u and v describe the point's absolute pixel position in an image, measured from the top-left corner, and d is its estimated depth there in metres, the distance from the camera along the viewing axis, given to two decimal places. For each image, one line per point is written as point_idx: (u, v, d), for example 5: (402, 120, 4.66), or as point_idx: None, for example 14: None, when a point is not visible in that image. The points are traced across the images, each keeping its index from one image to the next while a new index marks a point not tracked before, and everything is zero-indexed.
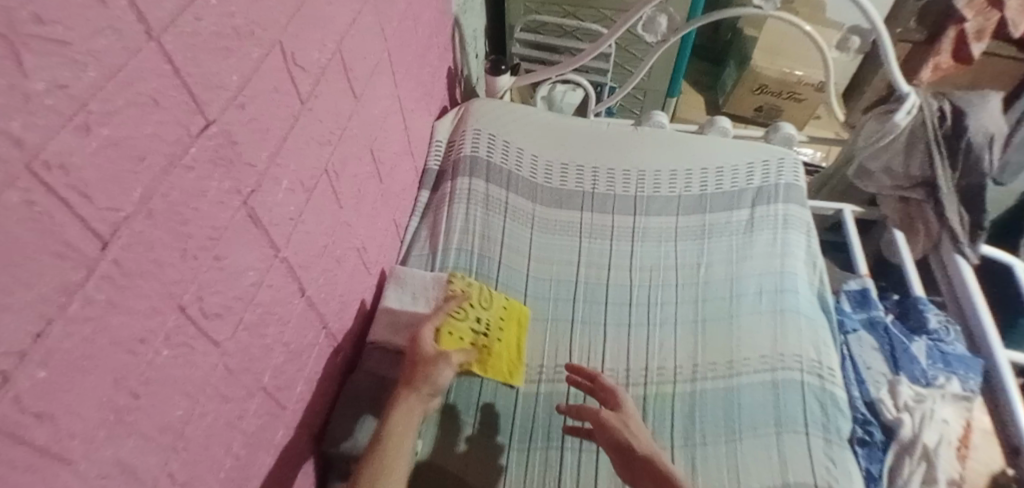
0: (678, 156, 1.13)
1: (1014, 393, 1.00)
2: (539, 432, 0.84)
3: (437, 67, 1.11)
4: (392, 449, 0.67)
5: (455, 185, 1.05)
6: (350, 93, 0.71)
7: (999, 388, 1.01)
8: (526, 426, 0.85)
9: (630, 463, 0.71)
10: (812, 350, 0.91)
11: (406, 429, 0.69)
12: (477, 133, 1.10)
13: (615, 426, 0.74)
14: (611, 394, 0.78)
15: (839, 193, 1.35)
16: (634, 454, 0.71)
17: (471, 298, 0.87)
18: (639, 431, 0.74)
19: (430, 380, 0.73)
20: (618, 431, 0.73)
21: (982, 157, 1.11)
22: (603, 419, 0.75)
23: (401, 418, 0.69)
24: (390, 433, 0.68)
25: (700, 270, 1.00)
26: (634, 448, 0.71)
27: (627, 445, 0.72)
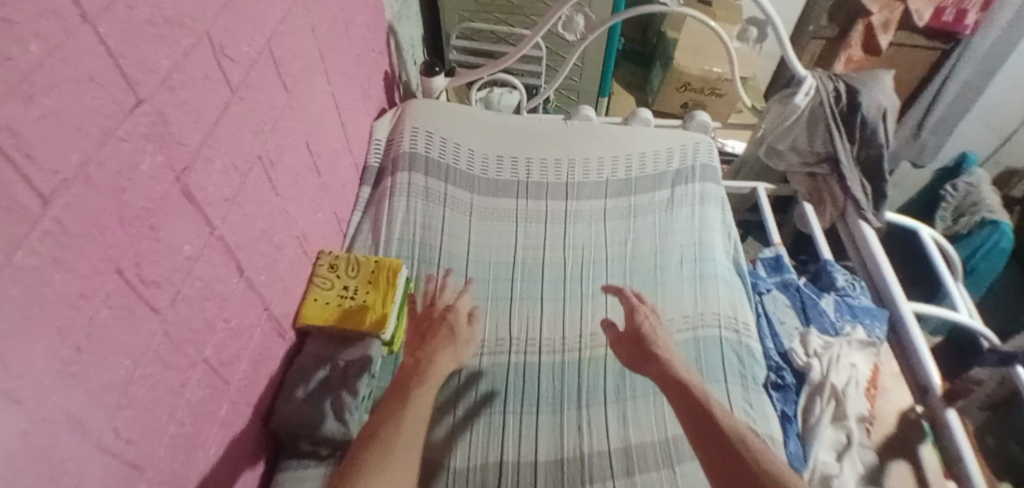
0: (606, 144, 1.23)
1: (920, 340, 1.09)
2: (485, 398, 0.90)
3: (374, 70, 1.17)
4: (425, 401, 0.73)
5: (395, 180, 1.10)
6: (282, 87, 0.76)
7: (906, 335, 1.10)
8: (472, 394, 0.90)
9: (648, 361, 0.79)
10: (729, 308, 1.03)
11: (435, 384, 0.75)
12: (415, 131, 1.16)
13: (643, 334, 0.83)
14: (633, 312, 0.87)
15: (757, 172, 1.45)
16: (649, 355, 0.80)
17: (338, 268, 0.90)
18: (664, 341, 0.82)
19: (458, 346, 0.81)
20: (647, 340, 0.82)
21: (875, 130, 1.23)
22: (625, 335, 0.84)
23: (439, 372, 0.76)
24: (426, 387, 0.73)
25: (628, 246, 1.10)
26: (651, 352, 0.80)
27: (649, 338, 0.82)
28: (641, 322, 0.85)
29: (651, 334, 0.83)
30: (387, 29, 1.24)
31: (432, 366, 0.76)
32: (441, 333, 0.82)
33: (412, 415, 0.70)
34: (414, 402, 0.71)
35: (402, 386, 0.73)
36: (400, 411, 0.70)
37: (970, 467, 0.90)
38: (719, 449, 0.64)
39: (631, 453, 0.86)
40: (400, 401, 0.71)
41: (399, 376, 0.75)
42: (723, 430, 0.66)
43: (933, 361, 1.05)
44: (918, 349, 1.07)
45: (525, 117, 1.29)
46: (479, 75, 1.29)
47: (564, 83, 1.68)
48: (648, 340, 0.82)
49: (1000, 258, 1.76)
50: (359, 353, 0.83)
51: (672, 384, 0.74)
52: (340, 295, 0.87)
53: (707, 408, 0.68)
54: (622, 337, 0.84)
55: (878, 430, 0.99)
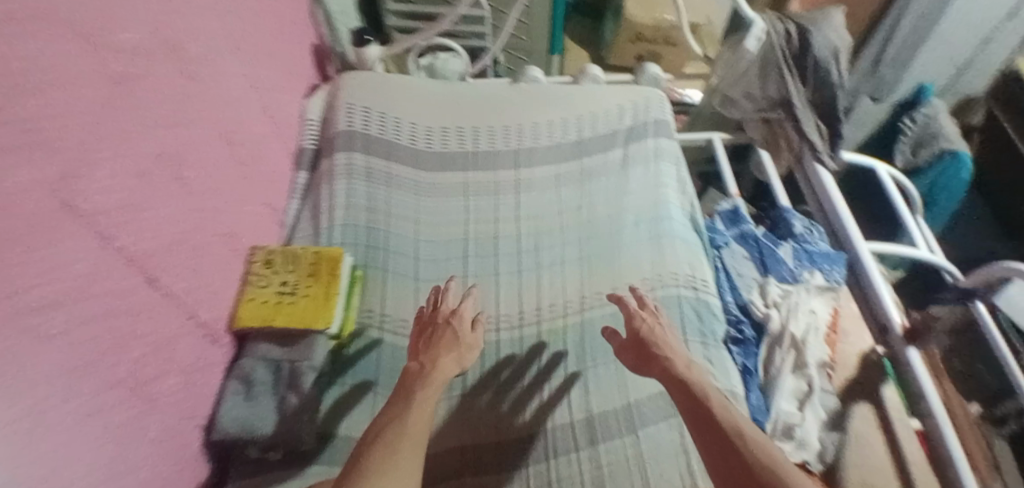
0: (555, 108, 1.18)
1: (880, 282, 1.05)
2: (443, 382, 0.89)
3: (297, 45, 1.10)
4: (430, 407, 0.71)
5: (333, 162, 1.03)
6: (176, 76, 0.70)
7: (864, 276, 1.07)
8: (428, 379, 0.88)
9: (650, 364, 0.77)
10: (687, 266, 1.02)
11: (438, 387, 0.75)
12: (351, 107, 1.09)
13: (644, 335, 0.80)
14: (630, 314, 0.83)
15: (713, 122, 1.41)
16: (652, 359, 0.77)
17: (274, 263, 0.85)
18: (667, 341, 0.79)
19: (464, 349, 0.79)
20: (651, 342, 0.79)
21: (829, 70, 1.18)
22: (625, 341, 0.81)
23: (440, 378, 0.75)
24: (427, 391, 0.72)
25: (583, 211, 1.08)
26: (654, 355, 0.77)
27: (649, 341, 0.79)
28: (639, 326, 0.81)
29: (651, 337, 0.80)
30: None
31: (433, 371, 0.75)
32: (444, 337, 0.80)
33: (417, 422, 0.68)
34: (417, 405, 0.70)
35: (407, 388, 0.74)
36: (405, 412, 0.69)
37: (933, 403, 0.89)
38: (721, 456, 0.63)
39: (593, 421, 0.85)
40: (400, 408, 0.70)
41: (404, 380, 0.75)
42: (721, 426, 0.66)
43: (889, 295, 1.03)
44: (876, 287, 1.05)
45: (470, 83, 1.24)
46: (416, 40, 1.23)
47: (512, 42, 1.60)
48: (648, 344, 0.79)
49: (960, 188, 1.80)
50: (304, 350, 0.80)
51: (676, 387, 0.72)
52: (277, 291, 0.82)
53: (709, 414, 0.67)
54: (622, 343, 0.81)
55: (840, 375, 1.00)
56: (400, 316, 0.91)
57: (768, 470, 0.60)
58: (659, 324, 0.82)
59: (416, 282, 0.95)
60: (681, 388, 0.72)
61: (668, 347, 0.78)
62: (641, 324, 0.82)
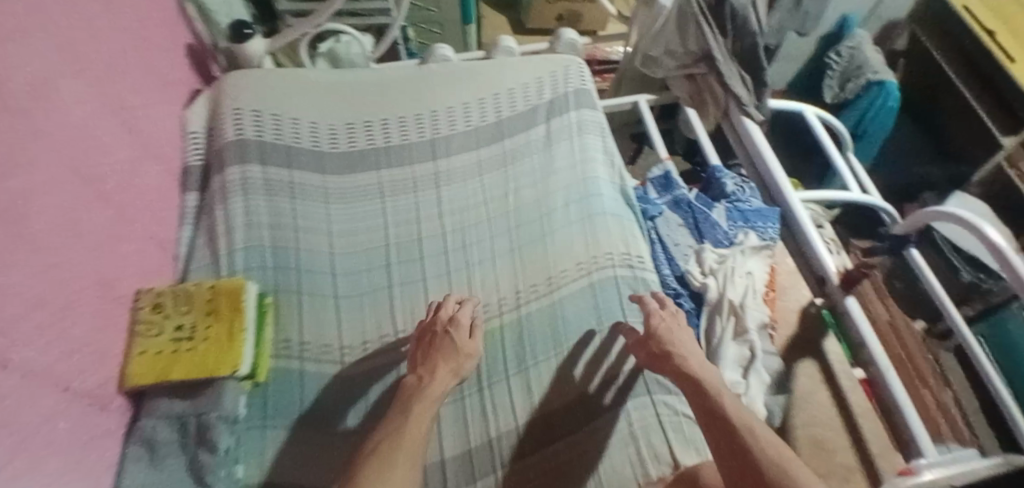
0: (468, 88, 1.10)
1: (813, 233, 1.03)
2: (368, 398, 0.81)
3: (167, 50, 0.97)
4: (426, 419, 0.70)
5: (225, 177, 0.93)
6: (6, 116, 0.59)
7: (798, 230, 1.05)
8: (353, 398, 0.80)
9: (664, 361, 0.78)
10: (622, 245, 0.98)
11: (436, 399, 0.73)
12: (239, 113, 0.97)
13: (661, 331, 0.81)
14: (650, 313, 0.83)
15: (638, 83, 1.37)
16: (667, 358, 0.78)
17: (164, 306, 0.78)
18: (681, 337, 0.80)
19: (466, 352, 0.78)
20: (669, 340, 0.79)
21: (746, 18, 1.13)
22: (642, 339, 0.82)
23: (439, 390, 0.73)
24: (422, 407, 0.70)
25: (510, 198, 1.02)
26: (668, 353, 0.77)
27: (663, 338, 0.79)
28: (657, 324, 0.81)
29: (666, 334, 0.80)
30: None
31: (432, 384, 0.74)
32: (443, 348, 0.78)
33: (411, 439, 0.66)
34: (416, 414, 0.70)
35: (405, 405, 0.72)
36: (401, 426, 0.68)
37: (875, 352, 0.89)
38: (727, 450, 0.63)
39: (540, 422, 0.82)
40: (393, 430, 0.67)
41: (402, 396, 0.74)
42: (730, 422, 0.65)
43: (823, 245, 1.01)
44: (809, 237, 1.03)
45: (375, 68, 1.13)
46: (304, 30, 1.10)
47: (422, 15, 1.49)
48: (663, 340, 0.79)
49: (890, 116, 1.79)
50: (210, 400, 0.74)
51: (688, 382, 0.73)
52: (172, 338, 0.75)
53: (720, 410, 0.67)
54: (637, 340, 0.81)
55: (782, 333, 1.00)
56: (320, 340, 0.84)
57: (770, 460, 0.59)
58: (675, 321, 0.83)
59: (336, 299, 0.88)
60: (692, 384, 0.72)
61: (684, 345, 0.79)
62: (657, 321, 0.82)
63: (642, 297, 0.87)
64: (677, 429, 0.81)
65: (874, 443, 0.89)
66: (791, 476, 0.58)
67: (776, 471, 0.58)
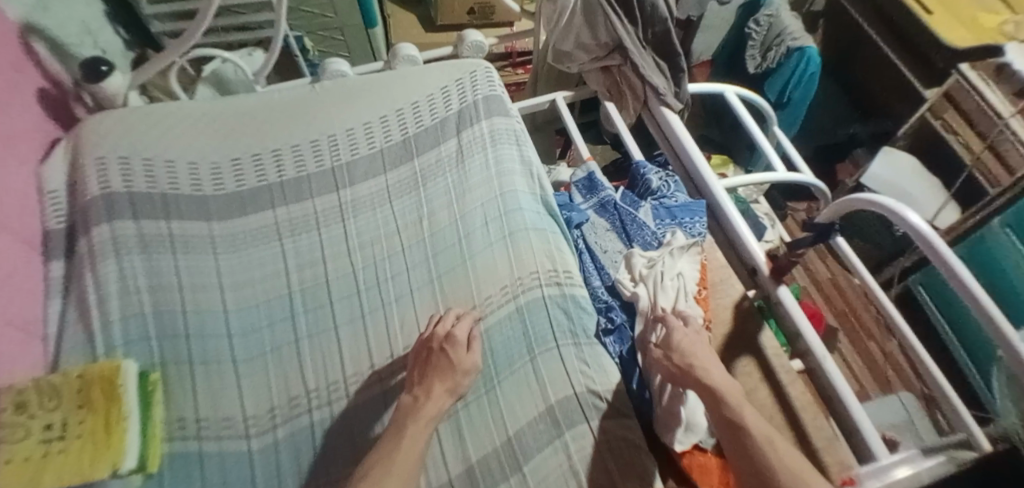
0: (368, 105, 1.01)
1: (740, 223, 1.01)
2: (287, 465, 0.74)
3: (11, 97, 0.84)
4: (422, 440, 0.70)
5: (91, 239, 0.81)
6: None
7: (727, 222, 1.03)
8: (272, 466, 0.74)
9: (688, 374, 0.77)
10: (547, 261, 0.93)
11: (437, 416, 0.73)
12: (103, 162, 0.85)
13: (686, 343, 0.79)
14: (671, 320, 0.83)
15: (554, 81, 1.32)
16: (691, 374, 0.76)
17: (28, 405, 0.67)
18: (701, 351, 0.78)
19: (466, 365, 0.77)
20: (692, 353, 0.78)
21: (655, 5, 1.10)
22: (662, 352, 0.81)
23: (434, 411, 0.73)
24: (415, 430, 0.70)
25: (424, 223, 0.95)
26: (690, 370, 0.76)
27: (685, 353, 0.78)
28: (680, 339, 0.79)
29: (688, 349, 0.78)
30: (22, 31, 0.88)
31: (428, 401, 0.73)
32: (440, 364, 0.76)
33: (399, 472, 0.65)
34: (408, 437, 0.69)
35: (399, 424, 0.71)
36: (394, 444, 0.68)
37: (813, 342, 0.88)
38: (750, 465, 0.65)
39: (474, 472, 0.76)
40: (375, 466, 0.65)
41: (398, 413, 0.73)
42: (751, 436, 0.67)
43: (752, 236, 0.99)
44: (737, 229, 1.01)
45: (260, 92, 1.02)
46: (172, 57, 0.98)
47: (318, 22, 1.37)
48: (684, 355, 0.78)
49: (813, 83, 1.78)
50: None
51: (712, 397, 0.73)
52: (41, 439, 0.66)
53: (741, 423, 0.69)
54: (659, 354, 0.80)
55: (717, 332, 0.98)
56: (219, 414, 0.75)
57: (789, 475, 0.62)
58: (695, 334, 0.81)
59: (235, 364, 0.79)
60: (713, 400, 0.73)
61: (703, 360, 0.77)
62: (679, 335, 0.80)
63: (662, 316, 0.85)
64: (616, 454, 0.78)
65: (815, 436, 0.87)
66: (804, 484, 0.62)
67: (792, 479, 0.62)
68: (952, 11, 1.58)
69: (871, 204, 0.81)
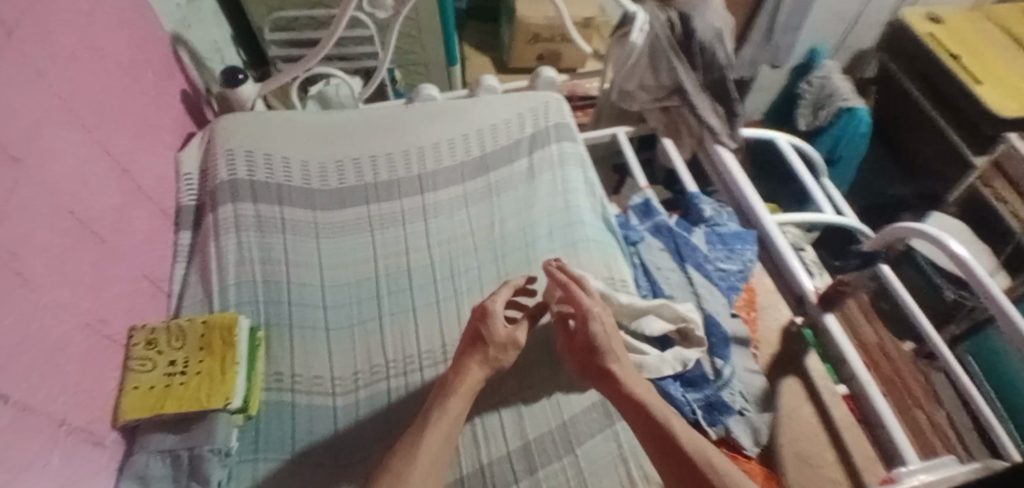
0: (453, 124, 1.15)
1: (785, 250, 1.11)
2: (365, 426, 0.81)
3: (161, 95, 1.00)
4: (455, 415, 0.74)
5: (217, 216, 0.95)
6: (6, 156, 0.62)
7: (776, 253, 1.11)
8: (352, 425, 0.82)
9: (604, 376, 0.80)
10: (605, 269, 1.01)
11: (467, 396, 0.77)
12: (231, 154, 1.01)
13: (605, 339, 0.81)
14: (579, 311, 0.84)
15: (615, 118, 1.42)
16: (609, 373, 0.79)
17: (158, 342, 0.77)
18: (622, 354, 0.81)
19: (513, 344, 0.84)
20: (610, 353, 0.80)
21: (714, 53, 1.21)
22: (577, 346, 0.83)
23: (474, 379, 0.79)
24: (455, 406, 0.75)
25: (495, 228, 1.05)
26: (612, 370, 0.79)
27: (602, 351, 0.81)
28: (596, 333, 0.81)
29: (606, 345, 0.81)
30: (170, 41, 1.06)
31: (465, 375, 0.79)
32: (477, 340, 0.83)
33: (440, 429, 0.72)
34: (456, 399, 0.75)
35: (442, 391, 0.78)
36: (444, 401, 0.76)
37: (856, 367, 0.94)
38: (679, 469, 0.67)
39: (531, 449, 0.83)
40: (417, 433, 0.71)
41: (437, 391, 0.79)
42: (684, 453, 0.67)
43: (798, 263, 1.08)
44: (784, 258, 1.10)
45: (362, 109, 1.18)
46: (295, 74, 1.16)
47: (406, 58, 1.55)
48: (602, 352, 0.81)
49: (862, 143, 1.82)
50: (204, 433, 0.74)
51: (631, 407, 0.75)
52: (168, 372, 0.75)
53: (673, 437, 0.69)
54: (579, 350, 0.83)
55: (764, 352, 1.03)
56: (311, 373, 0.85)
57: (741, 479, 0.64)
58: (612, 327, 0.83)
59: (327, 331, 0.90)
60: (638, 412, 0.74)
61: (620, 360, 0.80)
62: (595, 329, 0.82)
63: (564, 287, 0.87)
64: None
65: (858, 456, 0.90)
66: None
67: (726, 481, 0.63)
68: (1002, 83, 1.65)
69: (916, 233, 0.89)
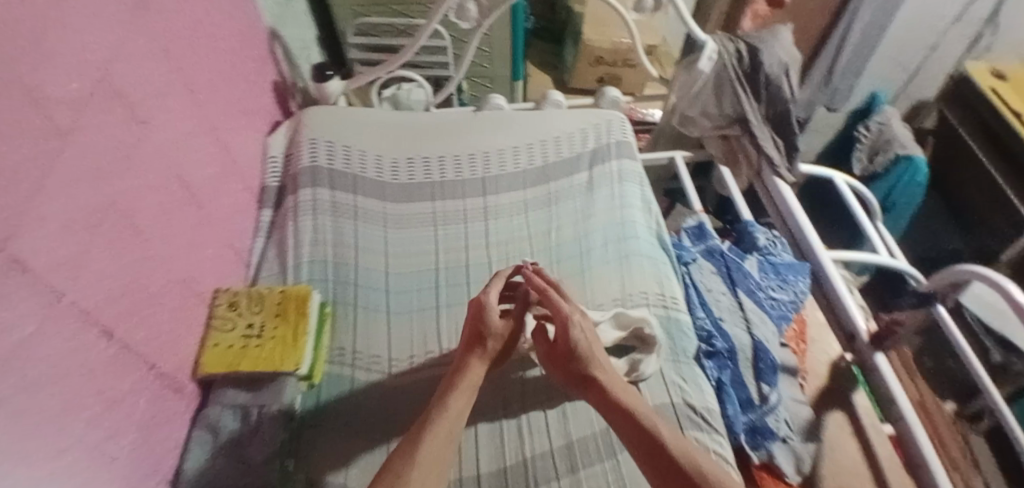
0: (518, 134, 1.19)
1: (840, 286, 1.10)
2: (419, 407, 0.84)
3: (257, 83, 1.09)
4: (456, 413, 0.71)
5: (297, 198, 1.02)
6: (134, 120, 0.70)
7: (829, 287, 1.11)
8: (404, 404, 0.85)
9: (589, 385, 0.79)
10: (656, 285, 1.03)
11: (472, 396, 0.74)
12: (314, 143, 1.08)
13: (587, 343, 0.81)
14: (558, 316, 0.83)
15: (673, 141, 1.45)
16: (593, 379, 0.78)
17: (239, 305, 0.84)
18: (605, 360, 0.80)
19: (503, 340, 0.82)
20: (591, 359, 0.80)
21: (780, 87, 1.24)
22: (558, 352, 0.82)
23: (477, 375, 0.77)
24: (458, 402, 0.72)
25: (552, 234, 1.09)
26: (596, 377, 0.78)
27: (582, 357, 0.80)
28: (576, 339, 0.81)
29: (586, 352, 0.80)
30: (268, 35, 1.15)
31: (466, 372, 0.77)
32: (475, 336, 0.82)
33: (446, 427, 0.69)
34: (456, 395, 0.73)
35: (447, 384, 0.76)
36: (444, 400, 0.73)
37: (904, 408, 0.92)
38: (665, 472, 0.65)
39: (573, 448, 0.84)
40: (420, 427, 0.69)
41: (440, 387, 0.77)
42: (672, 458, 0.65)
43: (852, 300, 1.07)
44: (839, 294, 1.09)
45: (434, 113, 1.24)
46: (376, 74, 1.23)
47: (474, 69, 1.62)
48: (585, 357, 0.80)
49: (915, 192, 1.82)
50: (274, 393, 0.78)
51: (616, 414, 0.73)
52: (245, 334, 0.81)
53: (659, 441, 0.67)
54: (560, 356, 0.82)
55: (812, 383, 1.04)
56: (370, 352, 0.89)
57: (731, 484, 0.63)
58: (591, 334, 0.83)
59: (388, 314, 0.94)
60: (624, 417, 0.72)
61: (602, 367, 0.79)
62: (578, 336, 0.81)
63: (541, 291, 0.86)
64: None
65: None
66: None
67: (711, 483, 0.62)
68: None
69: (969, 275, 0.93)
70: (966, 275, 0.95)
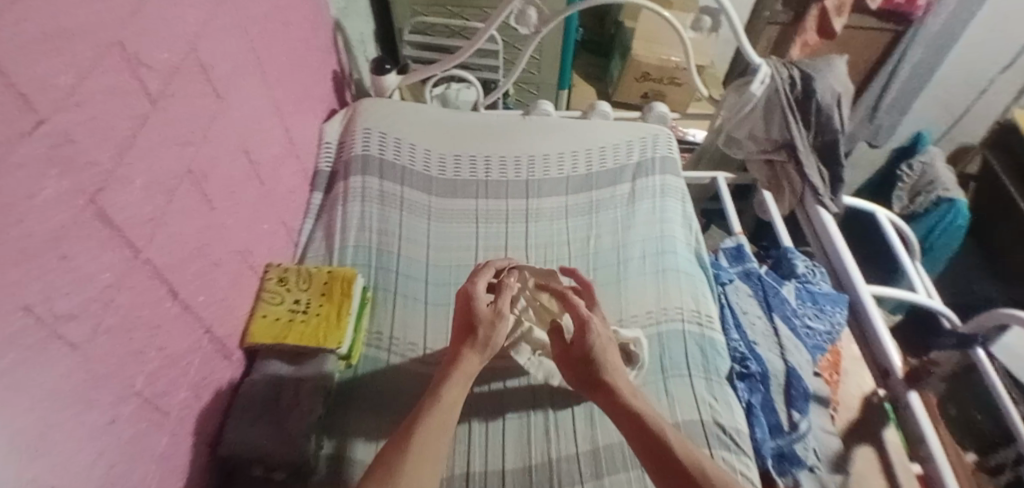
0: (563, 141, 1.21)
1: (878, 321, 1.08)
2: None
3: (319, 70, 1.12)
4: (449, 405, 0.69)
5: (347, 184, 1.05)
6: (212, 94, 0.73)
7: (867, 322, 1.09)
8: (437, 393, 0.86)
9: (596, 387, 0.77)
10: (691, 301, 1.02)
11: (466, 389, 0.72)
12: (368, 133, 1.11)
13: (598, 348, 0.80)
14: (578, 319, 0.82)
15: (716, 161, 1.45)
16: (601, 380, 0.77)
17: (288, 281, 0.86)
18: (615, 363, 0.79)
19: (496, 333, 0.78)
20: (599, 362, 0.78)
21: (830, 116, 1.23)
22: (569, 353, 0.81)
23: (469, 366, 0.75)
24: (452, 393, 0.70)
25: (591, 242, 1.09)
26: (608, 379, 0.77)
27: (599, 363, 0.79)
28: (593, 343, 0.80)
29: (603, 357, 0.79)
30: (332, 26, 1.19)
31: (455, 366, 0.75)
32: (464, 326, 0.79)
33: (443, 419, 0.66)
34: (447, 388, 0.71)
35: (443, 374, 0.74)
36: (435, 391, 0.70)
37: (933, 447, 0.91)
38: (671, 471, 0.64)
39: (599, 454, 0.85)
40: (414, 420, 0.66)
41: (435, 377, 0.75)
42: (678, 461, 0.65)
43: (891, 339, 1.05)
44: (877, 331, 1.07)
45: (483, 114, 1.27)
46: (432, 72, 1.26)
47: (522, 75, 1.64)
48: (596, 357, 0.79)
49: (956, 234, 1.77)
50: (314, 368, 0.81)
51: (623, 417, 0.71)
52: (292, 309, 0.84)
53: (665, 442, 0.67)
54: (571, 359, 0.81)
55: (842, 415, 1.02)
56: (407, 339, 0.91)
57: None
58: (608, 340, 0.82)
59: (426, 304, 0.96)
60: (628, 418, 0.71)
61: (613, 371, 0.78)
62: (591, 341, 0.80)
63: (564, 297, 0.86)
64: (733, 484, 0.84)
65: None
66: None
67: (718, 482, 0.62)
68: None
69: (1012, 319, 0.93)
70: (1007, 319, 0.94)
